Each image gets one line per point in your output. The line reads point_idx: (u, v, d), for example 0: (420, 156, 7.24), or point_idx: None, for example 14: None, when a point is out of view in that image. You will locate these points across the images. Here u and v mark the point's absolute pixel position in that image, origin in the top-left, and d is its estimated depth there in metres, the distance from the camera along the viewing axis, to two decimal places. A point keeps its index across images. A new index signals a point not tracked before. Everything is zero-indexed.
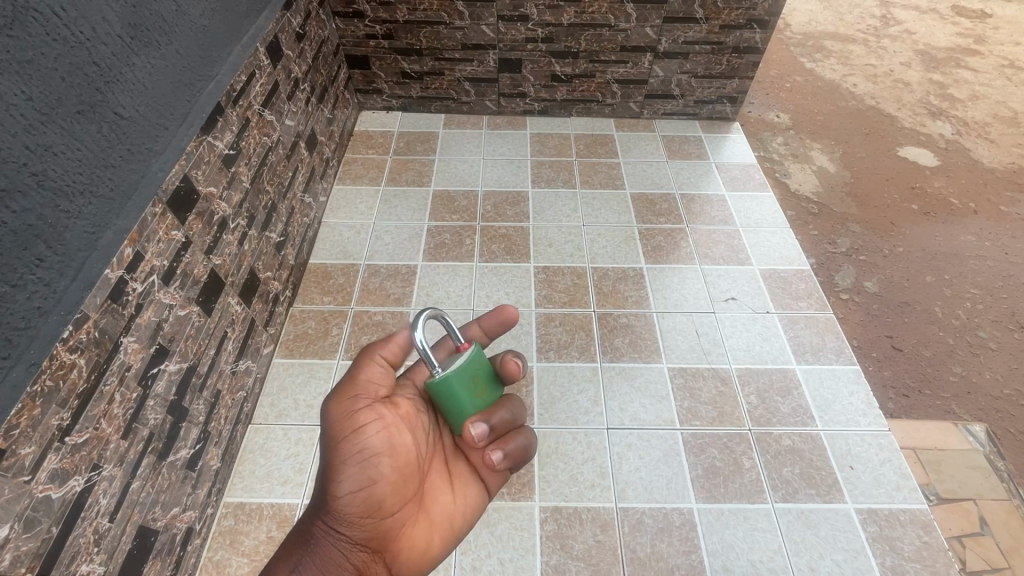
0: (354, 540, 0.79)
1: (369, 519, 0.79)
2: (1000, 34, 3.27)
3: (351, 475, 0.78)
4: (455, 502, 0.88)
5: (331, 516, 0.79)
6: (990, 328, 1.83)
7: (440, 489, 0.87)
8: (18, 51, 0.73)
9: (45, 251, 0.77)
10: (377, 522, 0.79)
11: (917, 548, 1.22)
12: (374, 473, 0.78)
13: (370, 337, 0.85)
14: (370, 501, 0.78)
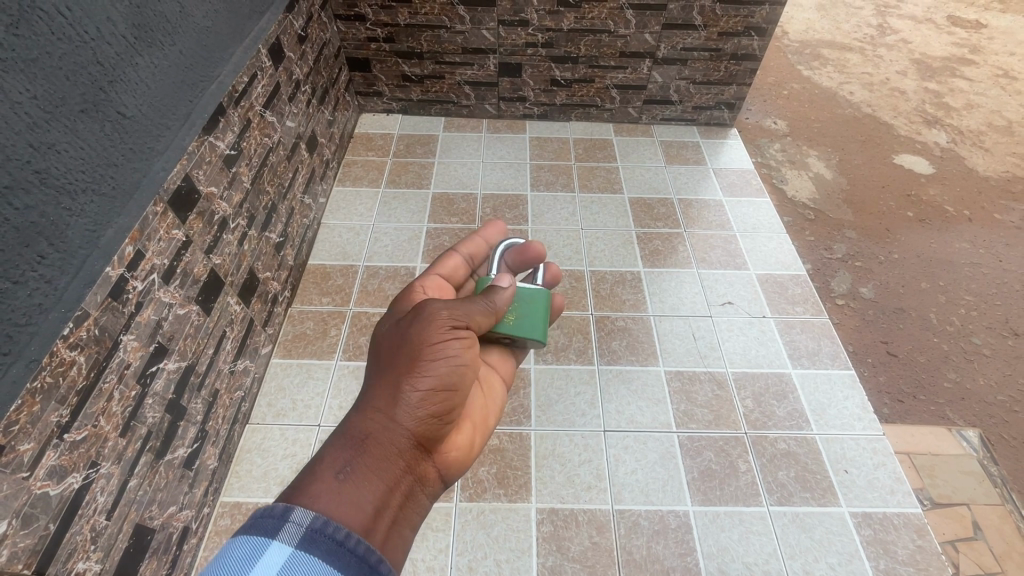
0: (414, 441, 0.75)
1: (435, 420, 0.78)
2: (994, 44, 3.32)
3: (435, 375, 0.78)
4: (481, 410, 0.97)
5: (398, 412, 0.74)
6: (984, 334, 1.84)
7: (473, 397, 0.97)
8: (24, 50, 0.74)
9: (47, 248, 0.77)
10: (439, 426, 0.79)
11: (911, 552, 1.23)
12: (454, 378, 0.80)
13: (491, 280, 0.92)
14: (443, 403, 0.79)
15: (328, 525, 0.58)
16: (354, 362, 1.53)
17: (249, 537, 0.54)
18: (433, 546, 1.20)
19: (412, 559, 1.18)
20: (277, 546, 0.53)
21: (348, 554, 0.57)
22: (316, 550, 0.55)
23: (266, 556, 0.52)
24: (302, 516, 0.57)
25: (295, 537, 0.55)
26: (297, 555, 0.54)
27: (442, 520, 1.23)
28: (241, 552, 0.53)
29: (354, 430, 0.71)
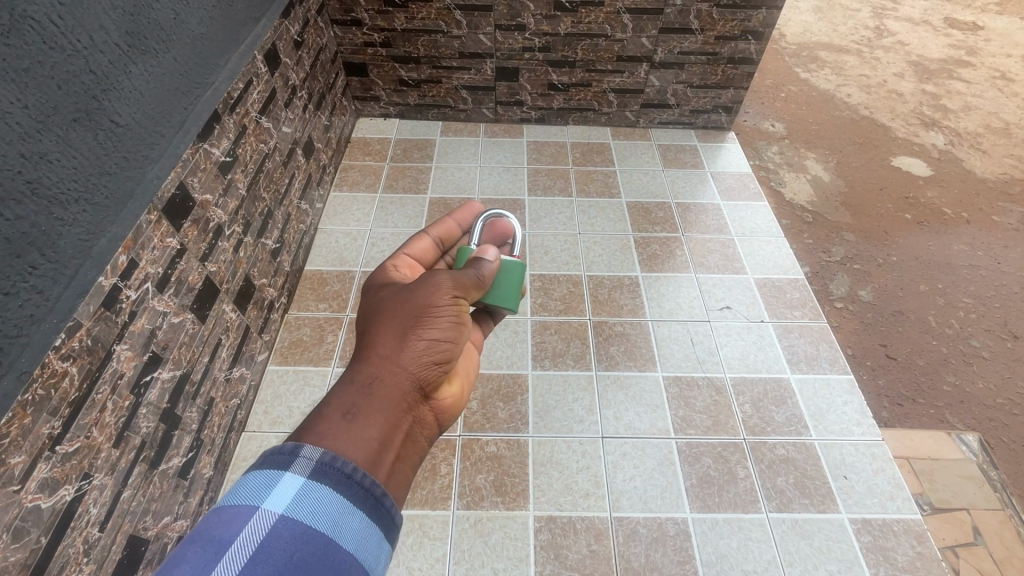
0: (418, 389, 0.76)
1: (438, 369, 0.79)
2: (991, 46, 3.32)
3: (437, 329, 0.80)
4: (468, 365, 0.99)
5: (400, 360, 0.75)
6: (983, 337, 1.84)
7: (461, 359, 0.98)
8: (15, 60, 0.73)
9: (39, 258, 0.77)
10: (440, 377, 0.81)
11: (911, 559, 1.22)
12: (452, 332, 0.82)
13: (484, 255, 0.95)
14: (443, 354, 0.80)
15: (336, 458, 0.59)
16: None
17: (263, 469, 0.56)
18: (430, 555, 1.19)
19: (409, 569, 1.17)
20: (290, 476, 0.55)
21: (357, 485, 0.58)
22: (327, 481, 0.56)
23: (279, 486, 0.54)
24: (313, 451, 0.58)
25: (306, 469, 0.56)
26: (309, 485, 0.55)
27: (440, 528, 1.23)
28: (255, 483, 0.54)
29: (358, 377, 0.72)
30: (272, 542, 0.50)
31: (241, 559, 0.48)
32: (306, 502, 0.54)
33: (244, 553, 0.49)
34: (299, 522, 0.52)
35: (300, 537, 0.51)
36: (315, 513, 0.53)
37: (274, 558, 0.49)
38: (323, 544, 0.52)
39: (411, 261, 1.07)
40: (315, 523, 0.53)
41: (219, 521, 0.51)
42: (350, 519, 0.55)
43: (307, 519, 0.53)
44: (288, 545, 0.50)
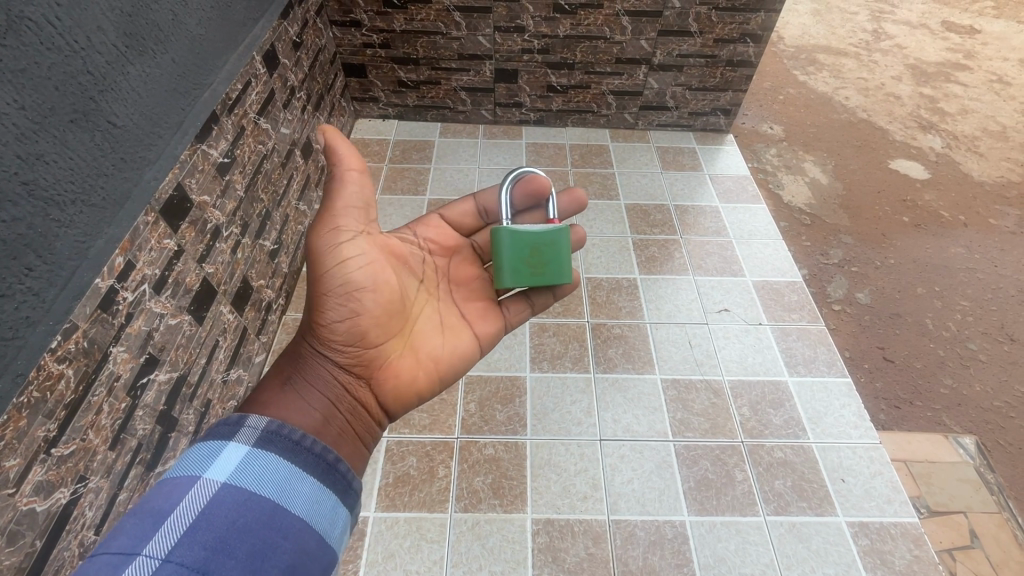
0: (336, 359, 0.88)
1: (348, 344, 0.88)
2: (988, 50, 3.33)
3: (335, 304, 0.87)
4: (450, 346, 0.99)
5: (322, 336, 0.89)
6: (980, 340, 1.84)
7: (432, 332, 0.98)
8: (11, 60, 0.73)
9: (35, 260, 0.76)
10: (358, 350, 0.89)
11: (908, 562, 1.23)
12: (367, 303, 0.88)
13: (337, 161, 0.90)
14: (348, 329, 0.87)
15: (282, 427, 0.68)
16: None
17: (208, 442, 0.63)
18: (428, 558, 1.19)
19: (407, 571, 1.17)
20: (234, 446, 0.63)
21: (306, 451, 0.67)
22: (273, 450, 0.65)
23: (223, 456, 0.61)
24: (257, 421, 0.67)
25: (251, 439, 0.65)
26: (253, 454, 0.63)
27: (438, 531, 1.22)
28: (199, 457, 0.62)
29: (292, 352, 0.90)
30: (217, 506, 0.56)
31: (184, 523, 0.54)
32: (251, 470, 0.61)
33: (187, 517, 0.54)
34: (243, 487, 0.59)
35: (244, 500, 0.58)
36: (261, 479, 0.61)
37: (218, 520, 0.55)
38: (271, 507, 0.59)
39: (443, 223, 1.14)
40: (260, 488, 0.60)
41: (162, 493, 0.57)
42: (295, 484, 0.63)
43: (252, 484, 0.60)
44: (232, 510, 0.57)
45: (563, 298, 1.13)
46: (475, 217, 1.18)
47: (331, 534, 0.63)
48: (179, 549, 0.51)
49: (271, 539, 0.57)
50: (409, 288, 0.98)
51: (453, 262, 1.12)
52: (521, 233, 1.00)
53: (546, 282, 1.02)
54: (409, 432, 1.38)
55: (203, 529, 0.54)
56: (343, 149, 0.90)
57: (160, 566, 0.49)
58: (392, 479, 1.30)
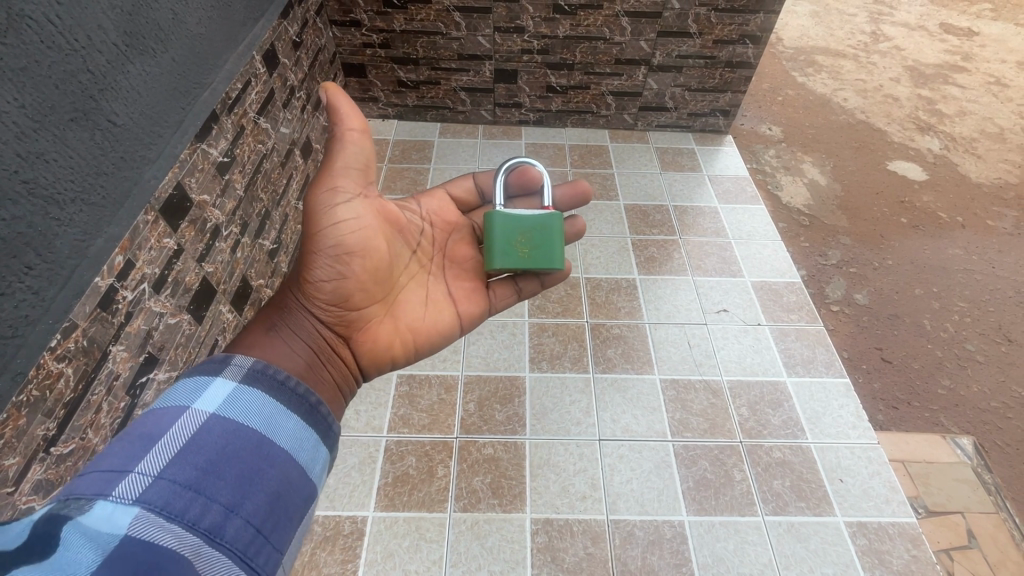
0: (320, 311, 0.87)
1: (333, 303, 0.87)
2: (986, 52, 3.35)
3: (324, 262, 0.86)
4: (435, 321, 0.98)
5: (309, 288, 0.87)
6: (977, 341, 1.85)
7: (418, 304, 0.98)
8: (12, 59, 0.73)
9: (35, 259, 0.76)
10: (341, 311, 0.88)
11: (906, 562, 1.23)
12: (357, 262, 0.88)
13: (339, 119, 0.87)
14: (334, 289, 0.87)
15: (268, 367, 0.68)
16: None
17: (194, 377, 0.63)
18: (427, 558, 1.19)
19: (406, 571, 1.17)
20: (221, 382, 0.63)
21: (289, 391, 0.67)
22: (258, 387, 0.65)
23: (211, 390, 0.61)
24: (244, 360, 0.67)
25: (237, 376, 0.65)
26: (240, 390, 0.63)
27: (437, 531, 1.22)
28: (186, 389, 0.61)
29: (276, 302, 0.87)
30: (205, 434, 0.56)
31: (174, 446, 0.53)
32: (238, 404, 0.61)
33: (177, 441, 0.54)
34: (230, 419, 0.59)
35: (231, 430, 0.58)
36: (248, 412, 0.61)
37: (207, 444, 0.55)
38: (257, 438, 0.59)
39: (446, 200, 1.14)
40: (246, 419, 0.60)
41: (148, 420, 0.56)
42: (282, 420, 0.63)
43: (239, 417, 0.60)
44: (220, 438, 0.57)
45: (550, 289, 1.15)
46: (473, 196, 1.18)
47: (314, 469, 0.63)
48: (170, 468, 0.51)
49: (259, 466, 0.56)
50: (399, 254, 0.97)
51: (448, 243, 1.09)
52: (513, 216, 1.03)
53: (535, 265, 1.02)
54: (408, 432, 1.38)
55: (193, 452, 0.54)
56: (346, 108, 0.88)
57: (152, 482, 0.50)
58: (392, 479, 1.30)
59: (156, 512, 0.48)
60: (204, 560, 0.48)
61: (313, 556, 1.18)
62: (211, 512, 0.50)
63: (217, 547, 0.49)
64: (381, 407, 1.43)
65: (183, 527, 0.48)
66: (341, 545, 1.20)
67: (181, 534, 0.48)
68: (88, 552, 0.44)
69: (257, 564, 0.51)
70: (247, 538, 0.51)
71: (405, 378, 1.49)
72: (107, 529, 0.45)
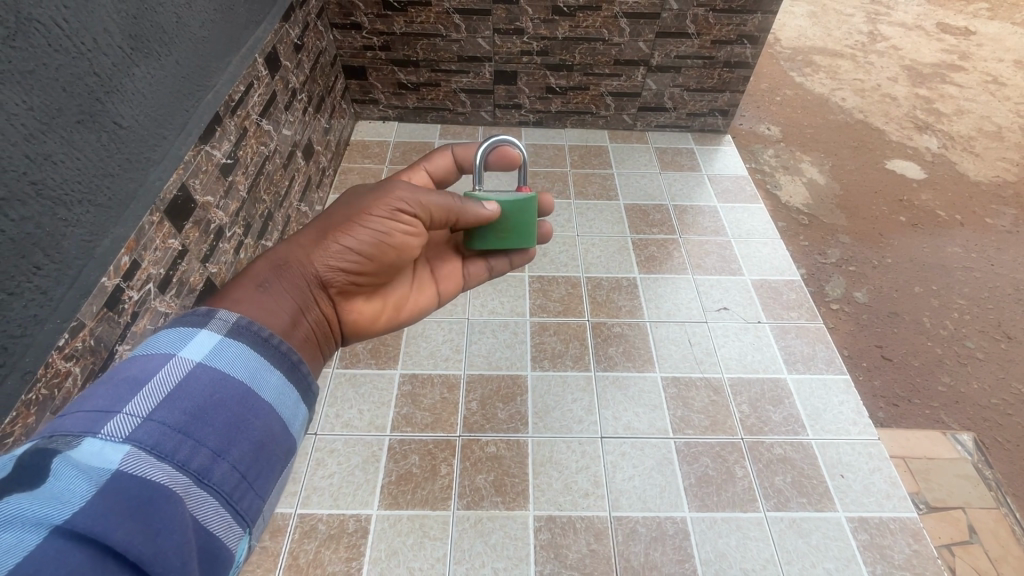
0: (324, 279, 0.85)
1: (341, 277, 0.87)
2: (983, 51, 3.36)
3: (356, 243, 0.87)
4: (413, 298, 1.05)
5: (318, 253, 0.85)
6: (977, 338, 1.86)
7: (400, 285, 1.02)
8: (20, 62, 0.74)
9: (43, 259, 0.77)
10: (343, 283, 0.88)
11: (907, 556, 1.24)
12: (373, 246, 0.89)
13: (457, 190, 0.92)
14: (347, 266, 0.87)
15: (251, 324, 0.65)
16: (350, 369, 1.51)
17: (178, 326, 0.61)
18: (431, 555, 1.19)
19: (410, 569, 1.18)
20: (207, 332, 0.61)
21: (272, 347, 0.65)
22: (243, 340, 0.63)
23: (196, 339, 0.59)
24: (228, 315, 0.64)
25: (222, 328, 0.62)
26: (225, 342, 0.61)
27: (440, 528, 1.23)
28: (170, 337, 0.59)
29: (275, 254, 0.82)
30: (193, 381, 0.55)
31: (162, 391, 0.53)
32: (223, 355, 0.60)
33: (163, 387, 0.53)
34: (216, 369, 0.58)
35: (218, 380, 0.57)
36: (233, 363, 0.60)
37: (195, 391, 0.54)
38: (243, 390, 0.58)
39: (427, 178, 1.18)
40: (233, 371, 0.59)
41: (133, 364, 0.55)
42: (267, 374, 0.62)
43: (225, 367, 0.59)
44: (207, 386, 0.55)
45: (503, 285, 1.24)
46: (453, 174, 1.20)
47: (296, 425, 0.62)
48: (158, 411, 0.51)
49: (245, 416, 0.56)
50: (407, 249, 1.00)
51: None
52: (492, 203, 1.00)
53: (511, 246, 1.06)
54: (411, 430, 1.39)
55: (181, 397, 0.53)
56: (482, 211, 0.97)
57: (141, 423, 0.49)
58: (396, 477, 1.31)
59: (147, 451, 0.48)
60: (193, 500, 0.49)
61: (318, 555, 1.19)
62: (199, 455, 0.51)
63: (205, 488, 0.50)
64: (384, 406, 1.44)
65: (173, 467, 0.49)
66: (345, 543, 1.20)
67: (172, 473, 0.48)
68: (81, 483, 0.44)
69: (241, 508, 0.52)
70: (232, 482, 0.52)
71: (408, 377, 1.50)
72: (99, 463, 0.45)
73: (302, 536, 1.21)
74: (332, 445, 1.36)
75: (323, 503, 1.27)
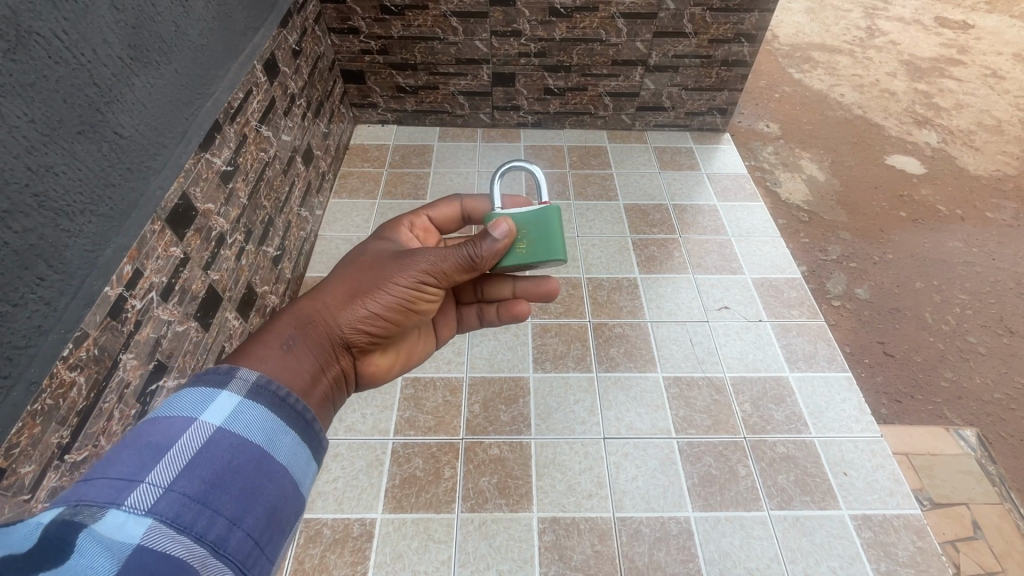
0: (345, 339, 0.84)
1: (364, 336, 0.87)
2: (982, 44, 3.36)
3: (381, 307, 0.87)
4: (421, 341, 1.05)
5: (342, 312, 0.85)
6: (979, 333, 1.86)
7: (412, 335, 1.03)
8: (21, 75, 0.74)
9: (46, 270, 0.77)
10: (366, 341, 0.88)
11: (911, 553, 1.24)
12: (393, 310, 0.88)
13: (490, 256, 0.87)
14: (370, 326, 0.87)
15: (270, 382, 0.65)
16: None
17: (199, 387, 0.60)
18: (436, 558, 1.20)
19: (415, 572, 1.18)
20: (227, 394, 0.60)
21: (288, 407, 0.64)
22: (261, 402, 0.62)
23: (216, 402, 0.59)
24: (249, 373, 0.63)
25: (242, 389, 0.61)
26: (244, 404, 0.60)
27: (445, 531, 1.23)
28: (191, 398, 0.58)
29: (300, 310, 0.82)
30: (212, 447, 0.54)
31: (182, 459, 0.52)
32: (241, 418, 0.59)
33: (184, 454, 0.53)
34: (234, 433, 0.57)
35: (236, 445, 0.56)
36: (250, 427, 0.59)
37: (213, 459, 0.53)
38: (259, 453, 0.57)
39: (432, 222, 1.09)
40: (250, 434, 0.58)
41: (155, 430, 0.55)
42: (282, 436, 0.61)
43: (243, 431, 0.58)
44: (226, 452, 0.55)
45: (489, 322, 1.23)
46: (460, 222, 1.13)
47: (307, 484, 0.61)
48: (179, 480, 0.50)
49: (260, 481, 0.55)
50: None
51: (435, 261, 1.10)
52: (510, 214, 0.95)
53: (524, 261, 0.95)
54: (414, 434, 1.39)
55: (200, 465, 0.52)
56: (502, 244, 0.87)
57: (162, 494, 0.49)
58: (400, 481, 1.31)
59: (167, 523, 0.47)
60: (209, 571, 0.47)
61: (323, 559, 1.19)
62: (216, 524, 0.49)
63: (221, 558, 0.48)
64: (387, 410, 1.44)
65: (191, 540, 0.48)
66: (351, 547, 1.21)
67: (190, 546, 0.47)
68: (102, 560, 0.44)
69: None
70: (246, 549, 0.50)
71: (410, 381, 1.50)
72: (122, 539, 0.45)
73: (306, 541, 1.21)
74: (336, 450, 1.36)
75: (327, 507, 1.27)
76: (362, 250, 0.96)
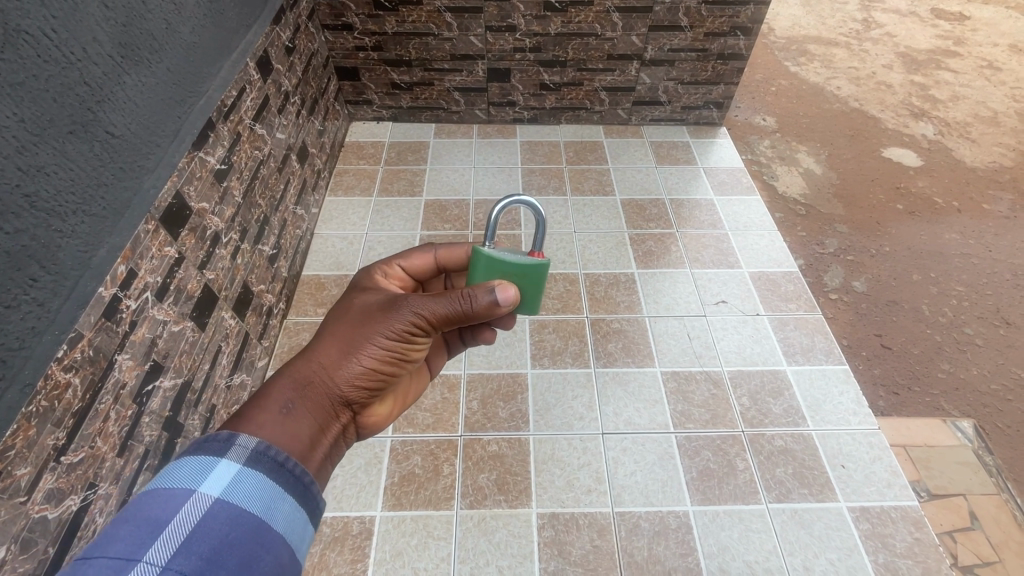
0: (345, 396, 0.78)
1: (362, 389, 0.81)
2: (978, 36, 3.35)
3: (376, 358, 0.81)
4: (406, 388, 1.01)
5: (338, 370, 0.78)
6: (976, 325, 1.86)
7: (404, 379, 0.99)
8: (11, 74, 0.73)
9: (39, 271, 0.77)
10: (365, 394, 0.82)
11: (908, 545, 1.24)
12: (390, 361, 0.83)
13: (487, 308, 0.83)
14: (368, 379, 0.81)
15: (270, 445, 0.60)
16: None
17: (197, 455, 0.55)
18: (436, 555, 1.20)
19: (415, 570, 1.18)
20: (226, 463, 0.55)
21: (288, 473, 0.59)
22: (261, 468, 0.57)
23: (215, 472, 0.53)
24: (249, 439, 0.58)
25: (242, 457, 0.56)
26: (245, 472, 0.55)
27: (444, 528, 1.24)
28: (188, 469, 0.54)
29: (296, 371, 0.75)
30: (209, 521, 0.50)
31: (180, 534, 0.47)
32: (241, 486, 0.54)
33: (181, 530, 0.48)
34: (233, 505, 0.52)
35: (235, 516, 0.51)
36: (250, 496, 0.54)
37: (212, 532, 0.49)
38: (257, 524, 0.52)
39: (402, 273, 1.02)
40: (249, 505, 0.53)
41: (153, 502, 0.50)
42: (283, 502, 0.56)
43: (242, 500, 0.53)
44: (224, 525, 0.50)
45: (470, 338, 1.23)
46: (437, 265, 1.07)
47: (306, 552, 0.57)
48: (177, 558, 0.46)
49: (258, 552, 0.50)
50: None
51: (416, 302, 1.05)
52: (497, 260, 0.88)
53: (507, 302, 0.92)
54: (413, 432, 1.39)
55: (198, 540, 0.48)
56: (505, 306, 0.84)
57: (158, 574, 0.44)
58: (399, 478, 1.31)
59: None
60: None
61: (323, 557, 1.19)
62: None
63: None
64: None
65: None
66: (350, 545, 1.21)
67: None
68: None
69: None
70: None
71: None
72: None
73: None
74: None
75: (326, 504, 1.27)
76: (347, 299, 0.89)
